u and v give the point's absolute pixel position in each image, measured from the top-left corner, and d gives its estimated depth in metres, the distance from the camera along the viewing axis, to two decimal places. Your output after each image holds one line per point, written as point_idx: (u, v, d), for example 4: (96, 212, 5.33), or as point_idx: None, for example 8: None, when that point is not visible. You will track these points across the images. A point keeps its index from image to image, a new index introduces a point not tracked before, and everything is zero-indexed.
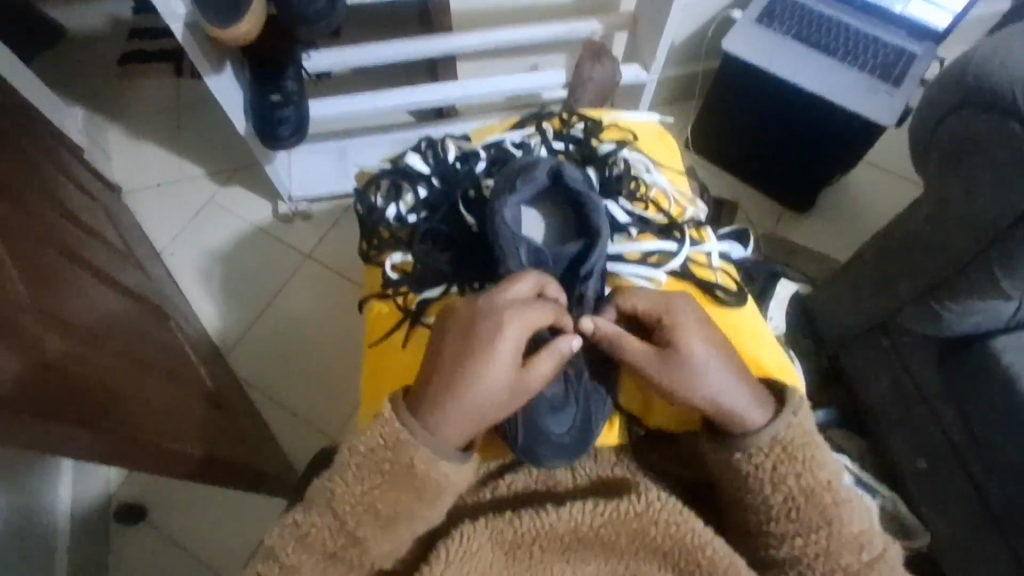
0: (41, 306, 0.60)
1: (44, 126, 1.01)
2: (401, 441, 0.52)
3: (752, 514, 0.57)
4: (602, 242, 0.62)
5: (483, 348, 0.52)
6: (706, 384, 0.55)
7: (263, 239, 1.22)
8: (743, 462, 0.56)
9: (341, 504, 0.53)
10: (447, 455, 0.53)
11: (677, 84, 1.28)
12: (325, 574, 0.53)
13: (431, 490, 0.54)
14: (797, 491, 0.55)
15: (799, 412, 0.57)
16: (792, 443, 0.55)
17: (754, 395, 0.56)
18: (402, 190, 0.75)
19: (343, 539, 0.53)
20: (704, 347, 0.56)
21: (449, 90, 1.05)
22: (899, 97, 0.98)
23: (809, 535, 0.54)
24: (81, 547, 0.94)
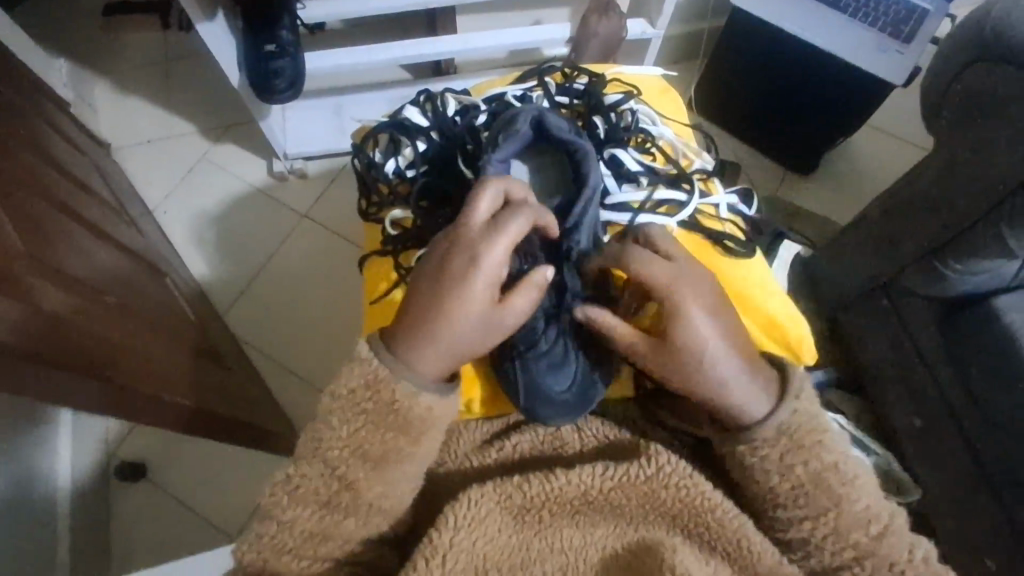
0: (35, 257, 0.58)
1: (28, 77, 0.98)
2: (380, 379, 0.51)
3: (758, 498, 0.55)
4: (590, 189, 0.60)
5: (452, 284, 0.50)
6: (698, 377, 0.51)
7: (257, 199, 1.20)
8: (749, 453, 0.53)
9: (329, 450, 0.52)
10: (429, 390, 0.52)
11: (681, 42, 1.26)
12: (323, 523, 0.53)
13: (416, 426, 0.52)
14: (805, 478, 0.52)
15: (801, 396, 0.54)
16: (797, 430, 0.53)
17: (758, 384, 0.53)
18: (400, 145, 0.73)
19: (334, 486, 0.52)
20: (713, 331, 0.51)
21: (448, 43, 1.02)
22: (909, 56, 0.93)
23: (818, 518, 0.52)
24: (80, 503, 0.94)
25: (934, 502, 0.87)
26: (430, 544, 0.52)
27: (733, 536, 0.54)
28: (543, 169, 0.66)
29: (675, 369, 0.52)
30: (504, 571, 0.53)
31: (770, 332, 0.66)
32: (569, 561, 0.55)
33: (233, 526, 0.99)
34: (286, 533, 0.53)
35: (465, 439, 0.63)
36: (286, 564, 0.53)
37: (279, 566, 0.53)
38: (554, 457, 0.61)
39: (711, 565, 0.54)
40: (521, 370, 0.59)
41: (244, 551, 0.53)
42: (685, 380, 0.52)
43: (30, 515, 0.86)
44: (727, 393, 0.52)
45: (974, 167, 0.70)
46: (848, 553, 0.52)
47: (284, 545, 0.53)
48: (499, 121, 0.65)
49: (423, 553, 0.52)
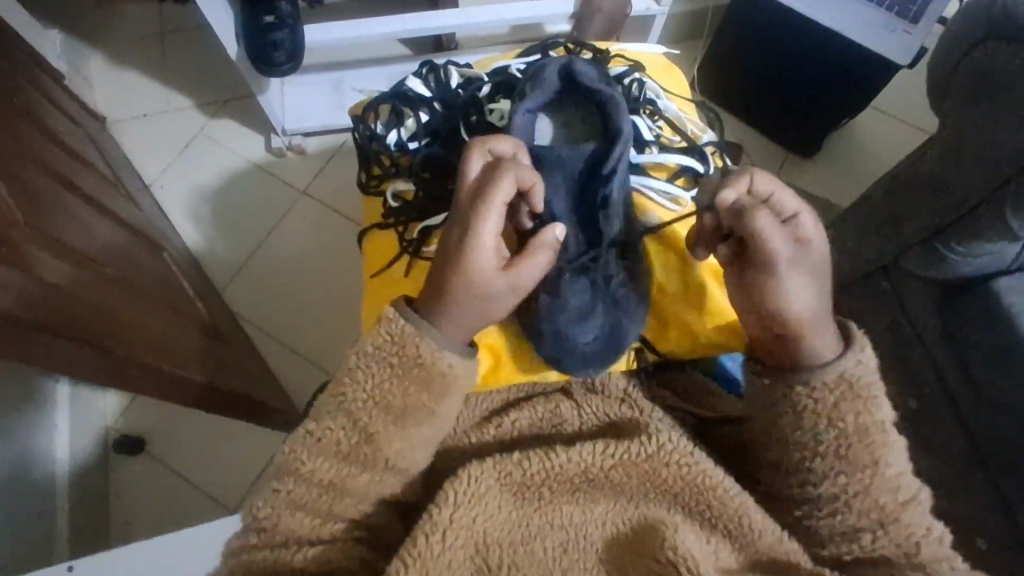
0: (32, 227, 0.57)
1: (22, 46, 0.96)
2: (405, 335, 0.52)
3: (797, 450, 0.55)
4: (623, 140, 0.59)
5: (459, 252, 0.51)
6: (810, 294, 0.53)
7: (256, 173, 1.19)
8: (804, 394, 0.54)
9: (353, 404, 0.53)
10: (451, 354, 0.52)
11: (686, 20, 1.24)
12: (340, 474, 0.53)
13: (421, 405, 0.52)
14: (851, 429, 0.53)
15: (864, 349, 0.55)
16: (856, 379, 0.53)
17: (830, 328, 0.55)
18: (402, 116, 0.72)
19: (353, 444, 0.53)
20: (823, 260, 0.54)
21: (450, 17, 1.00)
22: (915, 36, 0.92)
23: (854, 473, 0.53)
24: (79, 476, 0.94)
25: (928, 481, 0.88)
26: (429, 521, 0.52)
27: (733, 514, 0.54)
28: (571, 123, 0.65)
29: (792, 279, 0.52)
30: (504, 547, 0.54)
31: None
32: (569, 538, 0.55)
33: (232, 500, 1.00)
34: (290, 503, 0.53)
35: (462, 415, 0.63)
36: (297, 523, 0.53)
37: (292, 524, 0.53)
38: (553, 434, 0.61)
39: (713, 543, 0.54)
40: (547, 323, 0.59)
41: (258, 506, 0.54)
42: (795, 295, 0.53)
43: (30, 487, 0.86)
44: (816, 321, 0.53)
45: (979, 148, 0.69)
46: (873, 516, 0.53)
47: (299, 501, 0.53)
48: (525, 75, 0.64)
49: (423, 528, 0.51)
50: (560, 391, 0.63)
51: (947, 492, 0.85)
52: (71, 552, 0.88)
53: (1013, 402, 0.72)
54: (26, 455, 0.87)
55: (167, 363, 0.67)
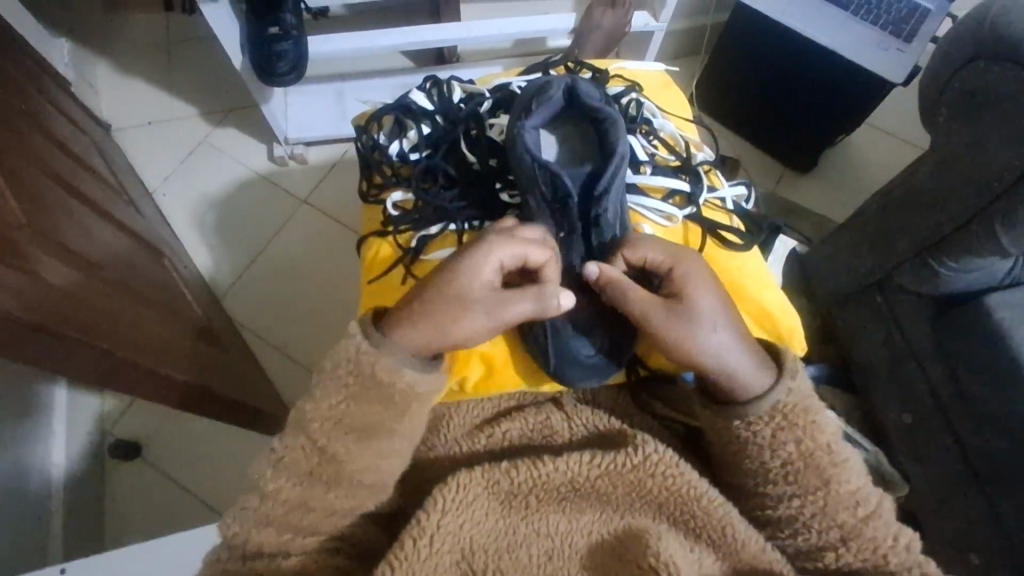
0: (35, 232, 0.58)
1: (31, 55, 0.98)
2: (363, 353, 0.51)
3: (749, 478, 0.55)
4: (620, 162, 0.60)
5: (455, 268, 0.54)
6: (716, 333, 0.53)
7: (258, 183, 1.20)
8: (742, 428, 0.53)
9: (312, 422, 0.52)
10: (410, 364, 0.52)
11: (685, 37, 1.26)
12: (304, 495, 0.52)
13: (397, 400, 0.52)
14: (796, 456, 0.52)
15: (797, 375, 0.54)
16: (793, 408, 0.53)
17: (753, 359, 0.54)
18: (405, 127, 0.73)
19: (316, 458, 0.52)
20: (711, 298, 0.55)
21: (451, 30, 1.02)
22: (910, 54, 0.95)
23: (807, 495, 0.53)
24: (73, 481, 0.94)
25: (921, 496, 0.89)
26: (418, 526, 0.52)
27: (718, 523, 0.53)
28: (567, 139, 0.66)
29: (686, 330, 0.53)
30: (489, 553, 0.54)
31: (764, 324, 0.65)
32: (554, 545, 0.55)
33: (225, 505, 1.00)
34: (271, 502, 0.52)
35: (455, 423, 0.62)
36: (266, 538, 0.52)
37: (260, 538, 0.52)
38: (542, 445, 0.60)
39: (696, 551, 0.54)
40: (550, 337, 0.59)
41: (228, 525, 0.53)
42: (704, 343, 0.53)
43: (25, 490, 0.86)
44: (735, 356, 0.53)
45: (971, 163, 0.70)
46: (834, 533, 0.52)
47: (266, 518, 0.52)
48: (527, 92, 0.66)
49: (411, 533, 0.52)
50: (552, 401, 0.63)
51: (942, 506, 0.85)
52: (65, 554, 0.88)
53: (1005, 418, 0.73)
54: (21, 457, 0.87)
55: (163, 366, 0.68)
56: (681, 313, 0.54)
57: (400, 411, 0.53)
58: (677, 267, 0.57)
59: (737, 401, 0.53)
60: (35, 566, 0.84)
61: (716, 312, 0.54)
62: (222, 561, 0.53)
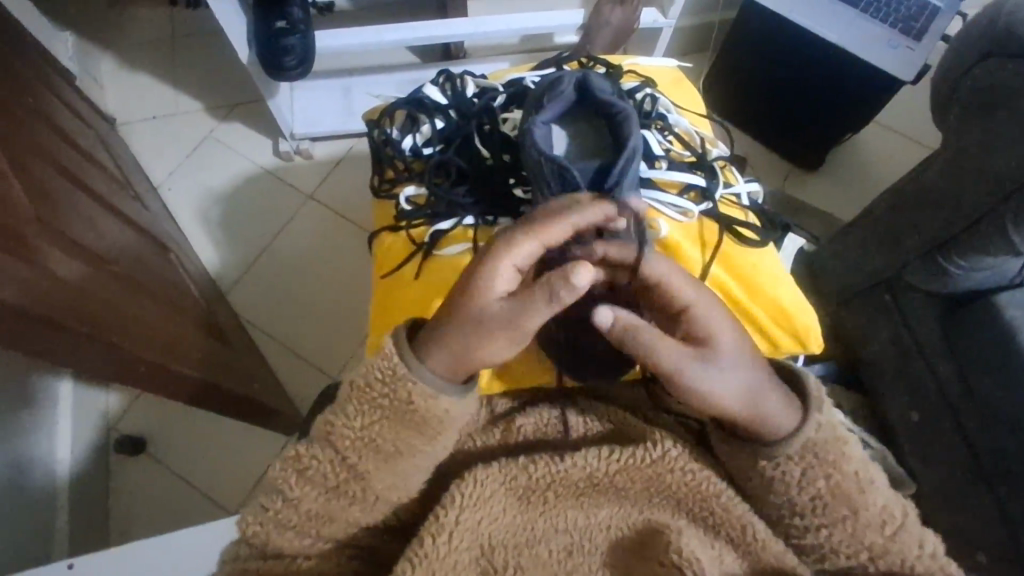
0: (46, 227, 0.58)
1: (37, 49, 0.97)
2: (398, 376, 0.49)
3: (774, 508, 0.54)
4: (632, 156, 0.59)
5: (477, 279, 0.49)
6: (736, 381, 0.49)
7: (263, 179, 1.19)
8: (768, 468, 0.52)
9: (339, 439, 0.51)
10: (446, 389, 0.50)
11: (693, 34, 1.25)
12: (327, 506, 0.52)
13: (432, 426, 0.51)
14: (825, 491, 0.51)
15: (824, 409, 0.52)
16: (820, 445, 0.51)
17: (778, 396, 0.51)
18: (417, 122, 0.73)
19: (344, 473, 0.51)
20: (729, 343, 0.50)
21: (460, 26, 1.02)
22: (919, 52, 0.95)
23: (835, 524, 0.51)
24: (80, 478, 0.94)
25: (929, 496, 0.89)
26: (436, 522, 0.52)
27: (737, 522, 0.54)
28: (579, 136, 0.65)
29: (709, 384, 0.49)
30: (509, 549, 0.53)
31: (780, 323, 0.66)
32: (574, 541, 0.55)
33: (232, 502, 0.99)
34: (291, 509, 0.52)
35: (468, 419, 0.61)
36: (288, 541, 0.52)
37: (280, 541, 0.52)
38: (557, 441, 0.60)
39: (716, 547, 0.54)
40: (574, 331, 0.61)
41: (246, 524, 0.53)
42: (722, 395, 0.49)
43: (32, 486, 0.86)
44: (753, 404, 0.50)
45: (983, 162, 0.70)
46: (862, 556, 0.52)
47: (288, 522, 0.52)
48: (540, 87, 0.66)
49: (430, 529, 0.51)
50: (568, 398, 0.62)
51: (949, 506, 0.85)
52: (72, 552, 0.88)
53: (1015, 418, 0.73)
54: (28, 454, 0.87)
55: (173, 362, 0.67)
56: (705, 362, 0.49)
57: (431, 436, 0.51)
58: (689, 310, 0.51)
59: (765, 440, 0.51)
60: (43, 562, 0.84)
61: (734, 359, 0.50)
62: (243, 559, 0.53)
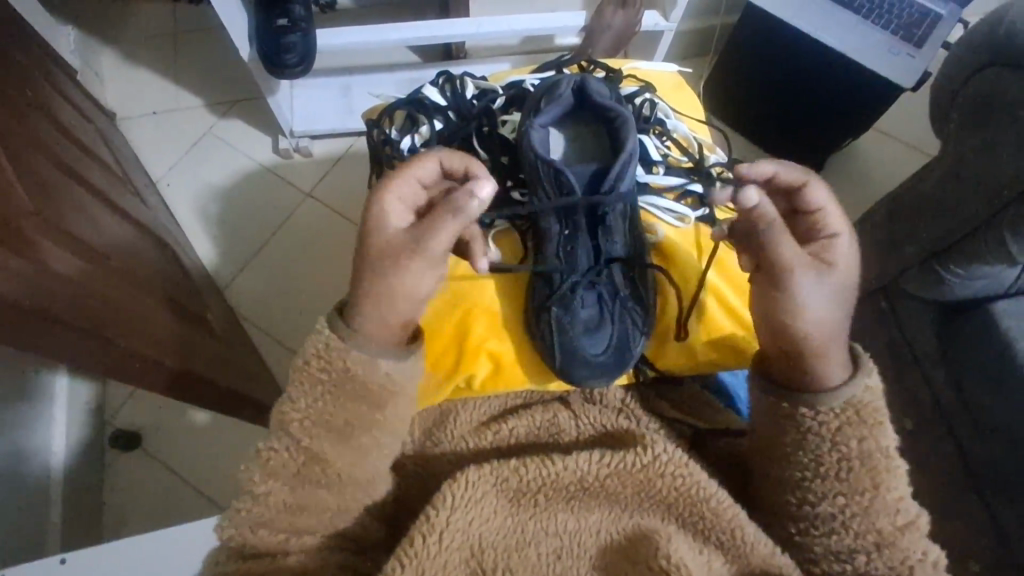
0: (43, 221, 0.58)
1: (39, 43, 0.97)
2: (331, 347, 0.50)
3: (794, 468, 0.54)
4: (629, 159, 0.59)
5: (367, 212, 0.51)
6: (834, 310, 0.52)
7: (262, 176, 1.19)
8: (809, 417, 0.52)
9: (291, 423, 0.52)
10: (384, 354, 0.51)
11: (695, 38, 1.25)
12: (296, 495, 0.52)
13: (380, 396, 0.52)
14: (854, 453, 0.51)
15: (873, 375, 0.53)
16: (865, 405, 0.52)
17: (846, 358, 0.53)
18: (417, 122, 0.73)
19: (301, 458, 0.52)
20: (850, 290, 0.54)
21: (461, 26, 1.01)
22: (920, 59, 0.95)
23: (854, 495, 0.51)
24: (73, 471, 0.94)
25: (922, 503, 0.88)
26: (427, 522, 0.51)
27: (727, 526, 0.53)
28: (578, 139, 0.66)
29: (805, 283, 0.51)
30: (499, 550, 0.53)
31: None
32: (563, 544, 0.55)
33: (225, 499, 0.99)
34: (261, 505, 0.52)
35: (461, 420, 0.62)
36: (262, 538, 0.52)
37: (256, 540, 0.51)
38: (550, 443, 0.60)
39: (705, 553, 0.53)
40: (556, 334, 0.60)
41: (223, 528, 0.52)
42: (809, 307, 0.52)
43: (24, 477, 0.86)
44: (831, 331, 0.52)
45: (981, 171, 0.70)
46: (870, 538, 0.51)
47: (260, 518, 0.52)
48: (539, 89, 0.66)
49: (421, 530, 0.51)
50: (559, 400, 0.63)
51: (941, 513, 0.85)
52: (63, 544, 0.88)
53: (1008, 427, 0.73)
54: (22, 446, 0.87)
55: (168, 356, 0.68)
56: (824, 274, 0.53)
57: (380, 405, 0.52)
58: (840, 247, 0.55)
59: (810, 385, 0.53)
60: (32, 554, 0.83)
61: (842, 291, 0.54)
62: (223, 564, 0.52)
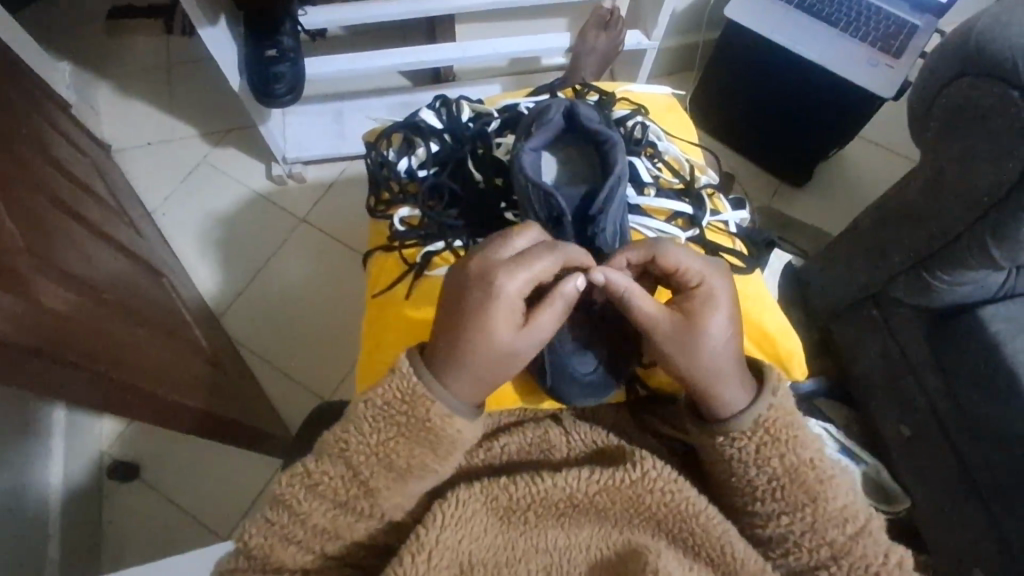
0: (36, 258, 0.59)
1: (33, 80, 0.99)
2: (418, 394, 0.50)
3: (738, 495, 0.54)
4: (622, 184, 0.60)
5: (478, 313, 0.49)
6: (706, 357, 0.51)
7: (258, 203, 1.21)
8: (726, 445, 0.53)
9: (355, 455, 0.51)
10: (464, 412, 0.51)
11: (679, 54, 1.27)
12: (336, 521, 0.51)
13: (444, 446, 0.51)
14: (781, 472, 0.52)
15: (779, 391, 0.54)
16: (774, 423, 0.52)
17: (741, 380, 0.52)
18: (413, 145, 0.75)
19: (354, 489, 0.51)
20: (725, 329, 0.52)
21: (447, 51, 1.04)
22: (898, 71, 0.97)
23: (796, 512, 0.52)
24: (70, 503, 0.94)
25: (923, 510, 0.88)
26: (416, 541, 0.51)
27: (717, 541, 0.52)
28: (570, 161, 0.66)
29: (662, 335, 0.53)
30: (488, 567, 0.53)
31: (764, 345, 0.67)
32: (552, 561, 0.54)
33: (225, 526, 0.99)
34: (298, 525, 0.51)
35: None
36: (291, 556, 0.52)
37: (284, 557, 0.51)
38: (542, 460, 0.60)
39: (695, 570, 0.52)
40: (549, 355, 0.60)
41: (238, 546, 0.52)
42: (680, 358, 0.52)
43: (22, 511, 0.86)
44: (715, 376, 0.51)
45: (961, 179, 0.71)
46: (824, 552, 0.52)
47: (292, 536, 0.51)
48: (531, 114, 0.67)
49: (410, 548, 0.51)
50: (551, 418, 0.63)
51: (941, 520, 0.85)
52: None
53: (1002, 432, 0.73)
54: (21, 480, 0.87)
55: (163, 387, 0.68)
56: (683, 326, 0.52)
57: (444, 454, 0.52)
58: (706, 293, 0.54)
59: (718, 415, 0.53)
60: None
61: (723, 332, 0.52)
62: (242, 573, 0.52)
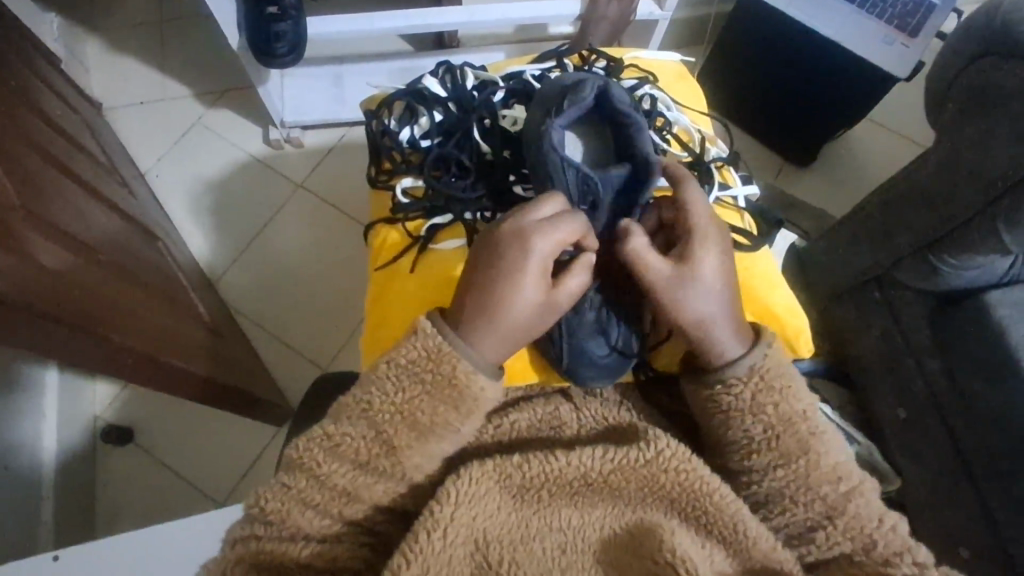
0: (33, 216, 0.57)
1: (21, 31, 0.95)
2: (442, 351, 0.50)
3: (733, 452, 0.55)
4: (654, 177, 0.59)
5: (510, 275, 0.51)
6: (701, 304, 0.54)
7: (253, 167, 1.18)
8: (722, 392, 0.54)
9: (378, 414, 0.50)
10: (489, 370, 0.51)
11: (689, 27, 1.25)
12: (355, 482, 0.50)
13: (467, 403, 0.51)
14: (775, 420, 0.53)
15: (773, 344, 0.56)
16: (769, 371, 0.54)
17: (735, 329, 0.55)
18: (416, 114, 0.72)
19: (378, 449, 0.50)
20: (716, 276, 0.55)
21: (453, 15, 1.00)
22: (914, 49, 0.96)
23: (790, 463, 0.53)
24: (64, 467, 0.93)
25: (917, 489, 0.89)
26: (431, 518, 0.51)
27: (730, 521, 0.52)
28: (588, 138, 0.65)
29: (658, 283, 0.55)
30: (505, 545, 0.52)
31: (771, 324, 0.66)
32: (567, 539, 0.54)
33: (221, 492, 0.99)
34: (316, 487, 0.50)
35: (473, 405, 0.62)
36: (308, 521, 0.50)
37: (301, 521, 0.50)
38: (552, 436, 0.59)
39: (708, 548, 0.53)
40: (566, 338, 0.61)
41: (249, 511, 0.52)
42: (676, 305, 0.54)
43: (16, 475, 0.85)
44: (708, 323, 0.54)
45: (976, 161, 0.70)
46: (820, 509, 0.52)
47: (309, 499, 0.50)
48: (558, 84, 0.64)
49: (426, 525, 0.51)
50: (560, 393, 0.62)
51: (934, 499, 0.86)
52: (57, 542, 0.87)
53: (1001, 415, 0.73)
54: (14, 443, 0.86)
55: (162, 352, 0.67)
56: (679, 275, 0.54)
57: (465, 413, 0.51)
58: (701, 241, 0.56)
59: (710, 363, 0.55)
60: (25, 552, 0.83)
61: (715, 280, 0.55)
62: (258, 539, 0.50)
